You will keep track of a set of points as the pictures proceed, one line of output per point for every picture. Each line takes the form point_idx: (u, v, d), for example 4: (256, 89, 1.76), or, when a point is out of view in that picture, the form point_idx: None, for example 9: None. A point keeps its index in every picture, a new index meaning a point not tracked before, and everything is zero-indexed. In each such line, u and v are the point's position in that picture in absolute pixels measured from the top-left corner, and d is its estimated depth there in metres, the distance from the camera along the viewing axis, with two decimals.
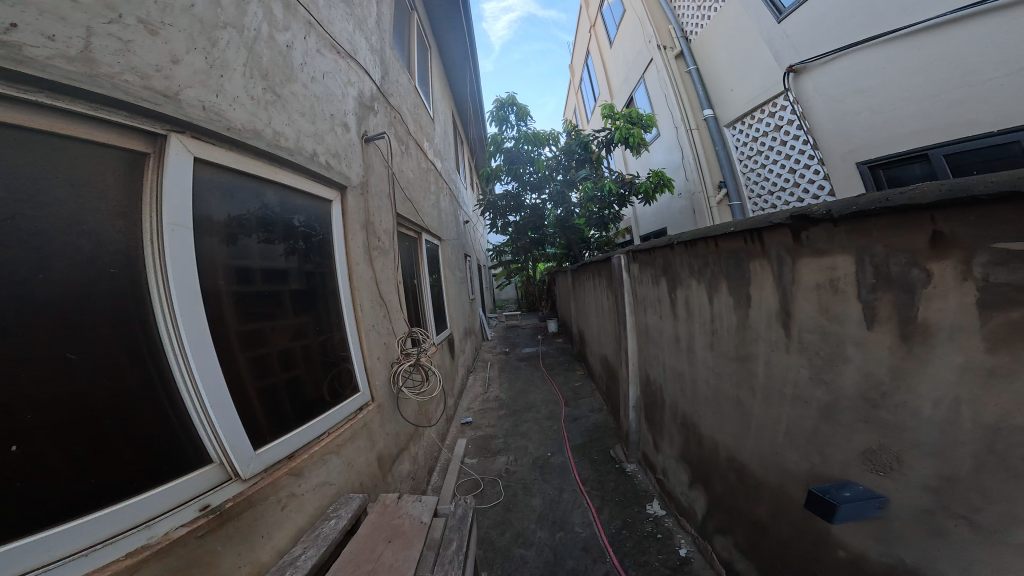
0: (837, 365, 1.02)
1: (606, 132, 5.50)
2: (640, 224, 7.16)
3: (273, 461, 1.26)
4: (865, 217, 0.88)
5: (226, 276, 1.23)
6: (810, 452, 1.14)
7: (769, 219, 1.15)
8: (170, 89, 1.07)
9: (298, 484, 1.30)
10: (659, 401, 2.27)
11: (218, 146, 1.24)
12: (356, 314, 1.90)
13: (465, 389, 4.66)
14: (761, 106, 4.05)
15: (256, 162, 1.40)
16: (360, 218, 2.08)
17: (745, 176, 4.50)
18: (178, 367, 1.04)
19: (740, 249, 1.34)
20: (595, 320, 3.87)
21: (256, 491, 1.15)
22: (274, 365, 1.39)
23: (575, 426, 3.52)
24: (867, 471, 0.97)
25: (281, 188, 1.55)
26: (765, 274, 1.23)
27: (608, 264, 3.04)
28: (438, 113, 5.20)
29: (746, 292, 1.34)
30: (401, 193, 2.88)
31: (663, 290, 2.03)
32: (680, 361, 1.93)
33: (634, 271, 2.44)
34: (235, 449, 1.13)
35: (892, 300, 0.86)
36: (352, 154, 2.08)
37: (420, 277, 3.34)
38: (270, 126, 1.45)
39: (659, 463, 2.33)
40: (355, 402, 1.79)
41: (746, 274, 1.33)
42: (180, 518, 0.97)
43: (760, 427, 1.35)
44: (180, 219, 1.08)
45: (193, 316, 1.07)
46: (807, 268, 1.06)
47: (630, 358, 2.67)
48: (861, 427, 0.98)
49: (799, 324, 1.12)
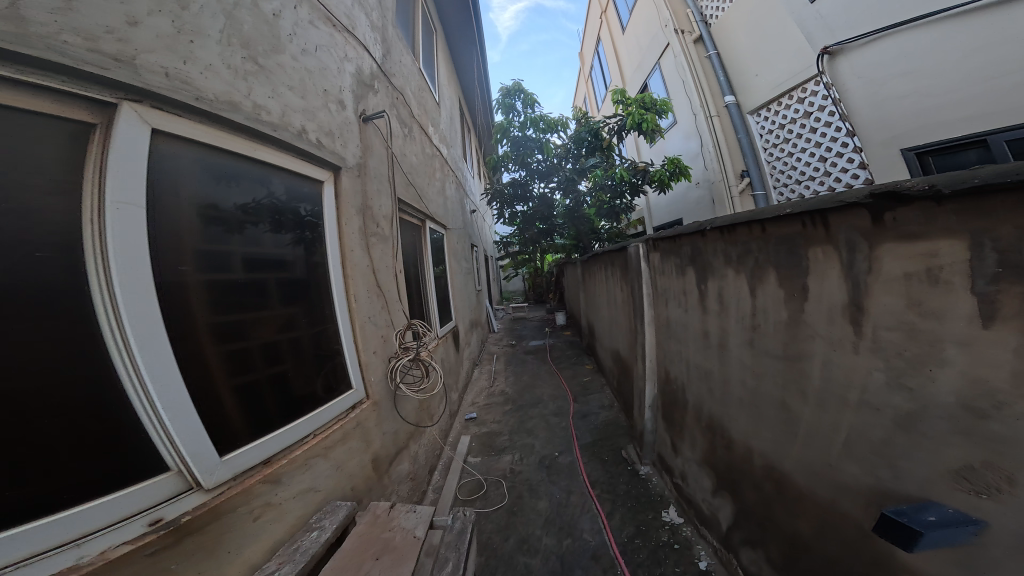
0: (927, 368, 0.85)
1: (618, 118, 5.24)
2: (654, 214, 6.89)
3: (246, 467, 1.13)
4: (986, 194, 0.71)
5: (198, 263, 1.09)
6: (879, 469, 0.99)
7: (839, 199, 0.95)
8: (123, 53, 0.91)
9: (275, 492, 1.18)
10: (679, 400, 2.11)
11: (187, 117, 1.08)
12: (352, 309, 1.73)
13: (470, 382, 4.54)
14: (789, 92, 3.78)
15: (234, 138, 1.22)
16: (360, 205, 1.90)
17: (770, 164, 4.23)
18: (124, 366, 0.90)
19: (795, 234, 1.16)
20: (607, 312, 3.70)
21: (222, 502, 1.03)
22: (255, 363, 1.24)
23: (584, 424, 3.38)
24: (959, 491, 0.83)
25: (268, 169, 1.38)
26: (828, 261, 1.05)
27: (623, 253, 2.85)
28: (444, 99, 4.97)
29: (801, 283, 1.16)
30: (403, 178, 2.70)
31: (689, 281, 1.85)
32: (707, 357, 1.76)
33: (655, 259, 2.24)
34: (196, 456, 0.99)
35: (1022, 294, 0.68)
36: (350, 135, 1.91)
37: (423, 268, 3.20)
38: (250, 98, 1.27)
39: (677, 466, 2.18)
40: (347, 401, 1.66)
41: (800, 262, 1.15)
42: (123, 533, 0.85)
43: (812, 435, 1.19)
44: (130, 196, 0.93)
45: (143, 310, 0.92)
46: (889, 255, 0.88)
47: (646, 355, 2.50)
48: (956, 441, 0.82)
49: (872, 320, 0.95)
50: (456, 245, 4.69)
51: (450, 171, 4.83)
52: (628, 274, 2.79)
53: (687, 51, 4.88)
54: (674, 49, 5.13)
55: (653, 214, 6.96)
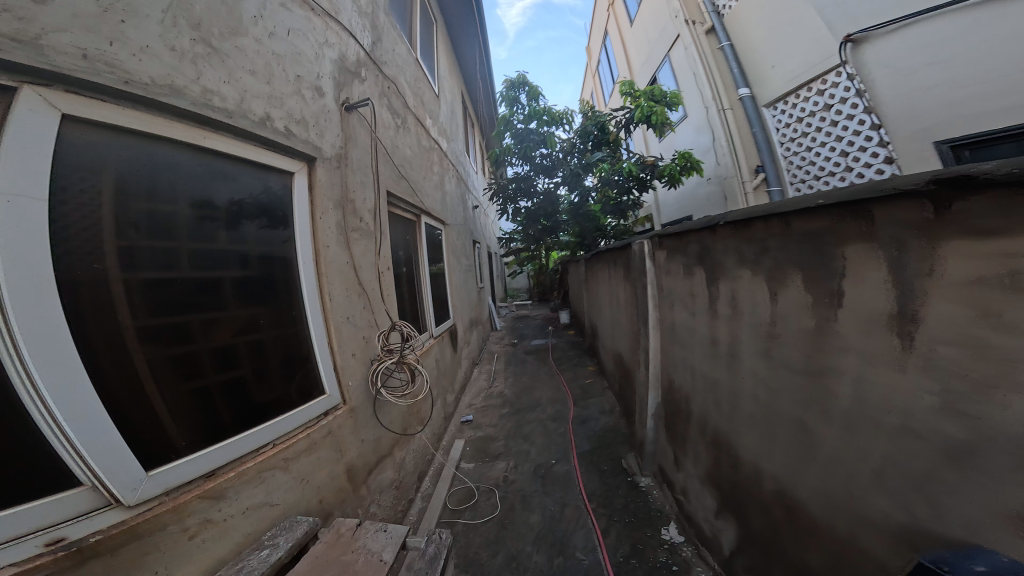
0: (994, 392, 0.69)
1: (626, 111, 5.03)
2: (662, 211, 6.66)
3: (182, 482, 1.03)
4: None
5: (121, 263, 0.97)
6: (918, 509, 0.83)
7: (899, 184, 0.77)
8: (26, 32, 0.79)
9: (216, 509, 1.07)
10: (682, 411, 1.95)
11: (113, 103, 0.95)
12: (325, 309, 1.61)
13: (469, 383, 4.41)
14: (807, 84, 3.56)
15: (176, 126, 1.10)
16: (338, 196, 1.76)
17: (786, 160, 3.98)
18: (18, 379, 0.79)
19: (822, 229, 1.00)
20: (609, 313, 3.53)
21: (145, 521, 0.92)
22: (197, 367, 1.14)
23: (583, 430, 3.24)
24: (1017, 538, 0.67)
25: (215, 157, 1.24)
26: (863, 261, 0.89)
27: (626, 252, 2.68)
28: (444, 91, 4.80)
29: (830, 288, 0.99)
30: (394, 171, 2.56)
31: (697, 282, 1.68)
32: (714, 365, 1.60)
33: (660, 257, 2.07)
34: (112, 469, 0.89)
35: None
36: (328, 124, 1.77)
37: (418, 264, 3.07)
38: (199, 83, 1.14)
39: (679, 481, 2.03)
40: (319, 406, 1.54)
41: (829, 260, 0.99)
42: (10, 555, 0.75)
43: (834, 461, 1.03)
44: (27, 191, 0.81)
45: (41, 313, 0.81)
46: (949, 253, 0.72)
47: (647, 360, 2.34)
48: (1017, 481, 0.66)
49: (923, 331, 0.78)
50: (455, 242, 4.54)
51: (450, 165, 4.67)
52: (631, 274, 2.62)
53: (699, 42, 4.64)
54: (684, 41, 4.91)
55: (661, 212, 6.73)
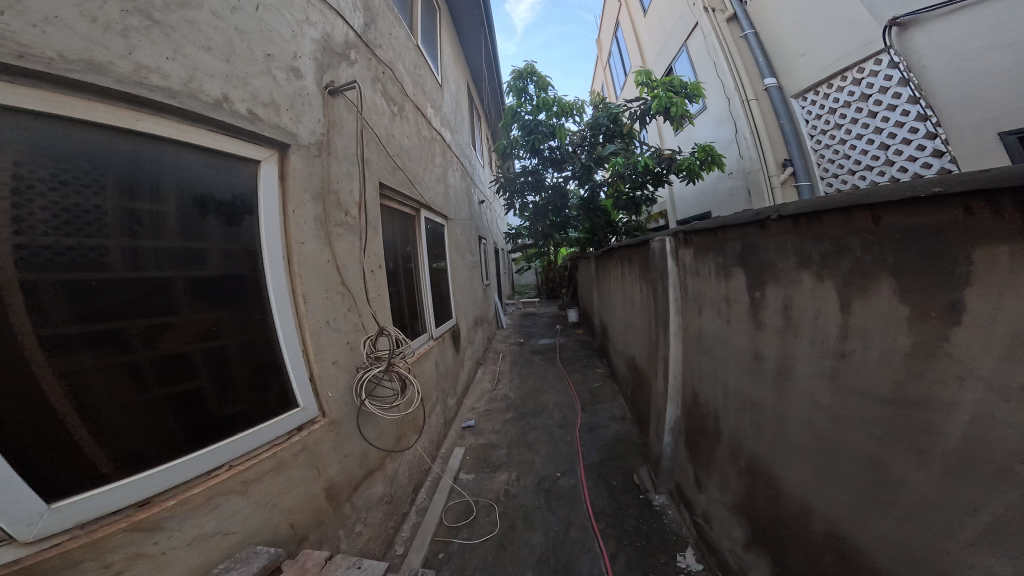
0: None
1: (641, 102, 4.75)
2: (676, 207, 6.33)
3: (101, 513, 0.89)
4: None
5: (22, 266, 0.82)
6: None
7: None
8: None
9: (151, 542, 0.93)
10: (706, 428, 1.73)
11: (5, 80, 0.80)
12: (300, 317, 1.42)
13: (472, 385, 4.23)
14: (842, 73, 3.31)
15: (103, 105, 0.94)
16: (318, 187, 1.58)
17: (818, 154, 3.69)
18: None
19: (923, 225, 0.74)
20: (622, 315, 3.30)
21: (46, 559, 0.79)
22: (132, 383, 0.98)
23: (591, 438, 3.03)
24: None
25: (160, 144, 1.07)
26: (997, 263, 0.64)
27: (641, 249, 2.44)
28: (449, 82, 4.58)
29: (923, 296, 0.76)
30: (390, 162, 2.34)
31: (727, 283, 1.45)
32: (747, 379, 1.37)
33: (682, 254, 1.83)
34: (5, 509, 0.75)
35: None
36: (308, 110, 1.59)
37: (416, 260, 2.84)
38: (131, 58, 0.97)
39: (700, 505, 1.82)
40: (292, 421, 1.37)
41: (935, 259, 0.73)
42: None
43: (920, 510, 0.81)
44: None
45: None
46: None
47: (663, 368, 2.11)
48: None
49: None
50: (459, 239, 4.34)
51: (455, 158, 4.45)
52: (645, 273, 2.39)
53: (719, 31, 4.36)
54: (703, 28, 4.62)
55: (675, 208, 6.39)
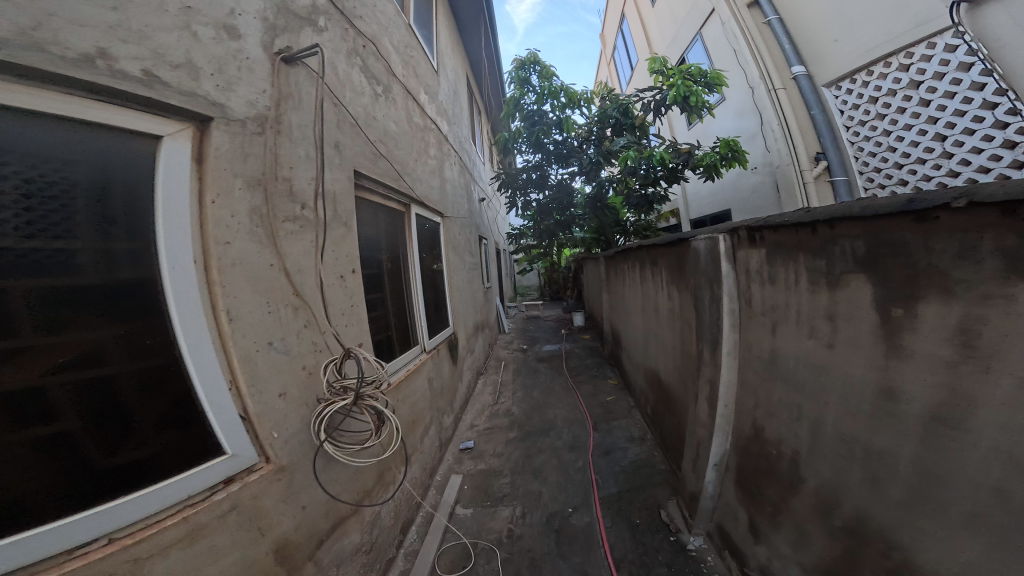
0: None
1: (655, 91, 4.28)
2: (690, 206, 5.95)
3: None
4: None
5: None
6: None
7: None
8: None
9: None
10: (771, 469, 1.36)
11: None
12: (226, 343, 1.02)
13: (472, 399, 3.86)
14: (885, 59, 2.97)
15: None
16: (255, 172, 1.13)
17: (856, 147, 3.29)
18: None
19: None
20: (642, 324, 2.91)
21: None
22: None
23: (607, 463, 2.66)
24: None
25: None
26: None
27: (672, 250, 2.04)
28: (447, 71, 4.15)
29: None
30: (373, 149, 1.86)
31: (824, 293, 1.05)
32: (852, 416, 1.00)
33: (743, 253, 1.42)
34: None
35: None
36: (245, 77, 1.13)
37: (409, 263, 2.39)
38: None
39: (757, 562, 1.45)
40: (216, 470, 0.99)
41: None
42: None
43: None
44: None
45: None
46: None
47: (704, 391, 1.73)
48: None
49: None
50: (458, 240, 3.93)
51: (454, 153, 4.04)
52: (680, 278, 1.98)
53: (739, 16, 4.00)
54: (721, 15, 4.27)
55: (688, 206, 6.00)
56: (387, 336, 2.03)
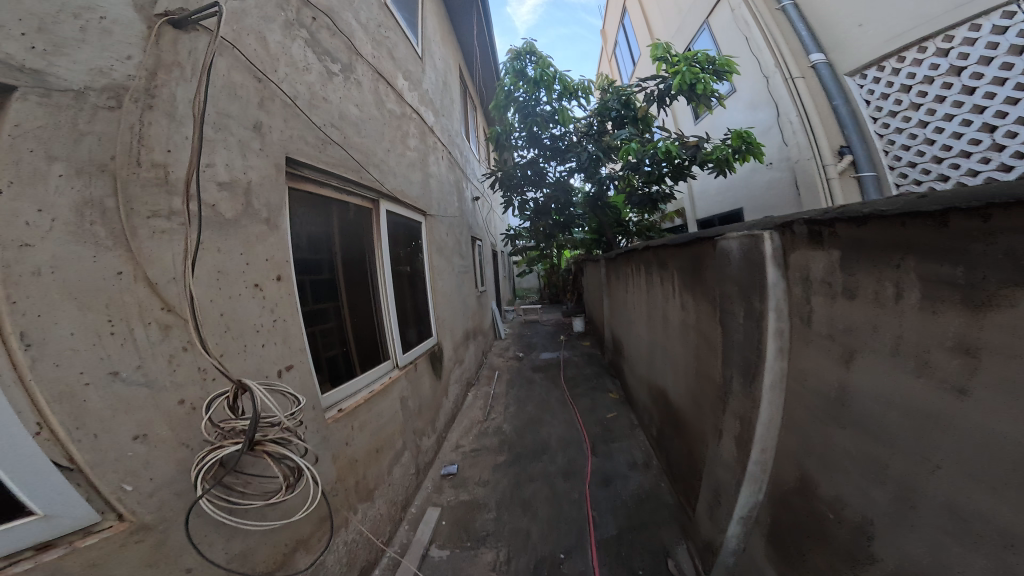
0: None
1: (659, 81, 3.93)
2: (697, 205, 5.61)
3: None
4: None
5: None
6: None
7: None
8: None
9: None
10: (822, 538, 1.02)
11: None
12: (23, 375, 0.70)
13: (459, 415, 3.52)
14: (921, 44, 2.63)
15: None
16: (96, 156, 0.82)
17: (885, 139, 2.95)
18: None
19: None
20: (648, 336, 2.58)
21: None
22: None
23: (607, 495, 2.33)
24: None
25: None
26: None
27: (686, 251, 1.70)
28: (434, 58, 3.83)
29: None
30: (319, 132, 1.54)
31: (942, 308, 0.70)
32: (990, 493, 0.66)
33: (792, 254, 1.08)
34: None
35: None
36: (90, 40, 0.82)
37: (377, 266, 2.07)
38: None
39: None
40: (16, 537, 0.70)
41: None
42: None
43: None
44: None
45: None
46: None
47: (728, 425, 1.39)
48: None
49: None
50: (446, 241, 3.61)
51: (442, 147, 3.72)
52: (697, 283, 1.63)
53: None
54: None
55: (695, 206, 5.67)
56: (342, 352, 1.71)
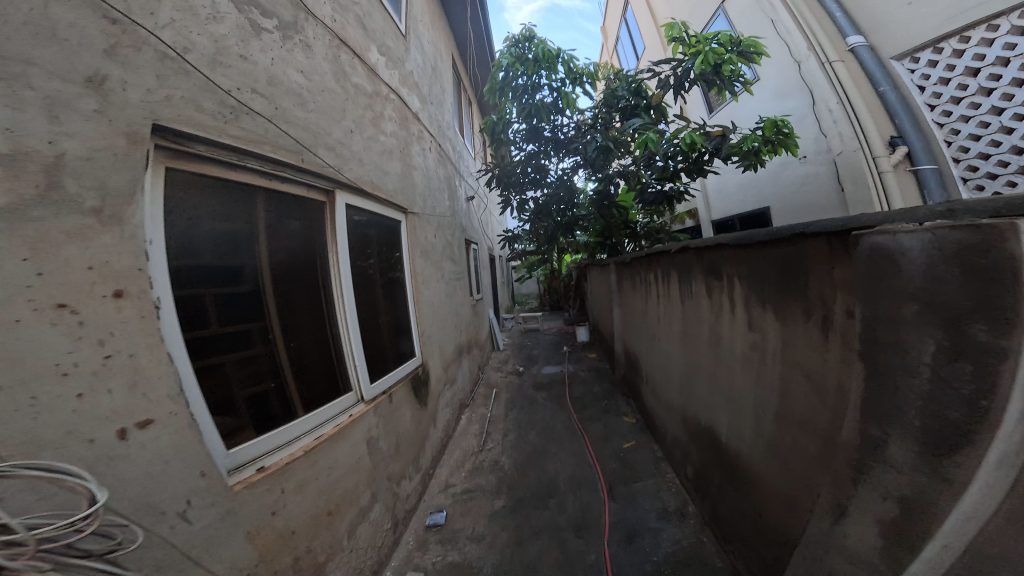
0: None
1: (674, 65, 3.52)
2: (713, 206, 5.23)
3: None
4: None
5: None
6: None
7: None
8: None
9: None
10: None
11: None
12: None
13: (448, 447, 3.05)
14: (995, 21, 2.22)
15: None
16: None
17: (946, 129, 2.51)
18: None
19: None
20: (682, 357, 2.14)
21: None
22: None
23: (633, 558, 1.86)
24: None
25: None
26: None
27: (765, 255, 1.27)
28: (422, 41, 3.41)
29: None
30: (224, 97, 1.10)
31: None
32: None
33: (981, 259, 0.62)
34: None
35: None
36: None
37: (334, 278, 1.62)
38: None
39: None
40: None
41: None
42: None
43: None
44: None
45: None
46: None
47: (845, 509, 0.93)
48: None
49: None
50: (433, 245, 3.16)
51: (429, 136, 3.28)
52: (784, 296, 1.19)
53: None
54: None
55: (711, 206, 5.28)
56: (272, 388, 1.27)
